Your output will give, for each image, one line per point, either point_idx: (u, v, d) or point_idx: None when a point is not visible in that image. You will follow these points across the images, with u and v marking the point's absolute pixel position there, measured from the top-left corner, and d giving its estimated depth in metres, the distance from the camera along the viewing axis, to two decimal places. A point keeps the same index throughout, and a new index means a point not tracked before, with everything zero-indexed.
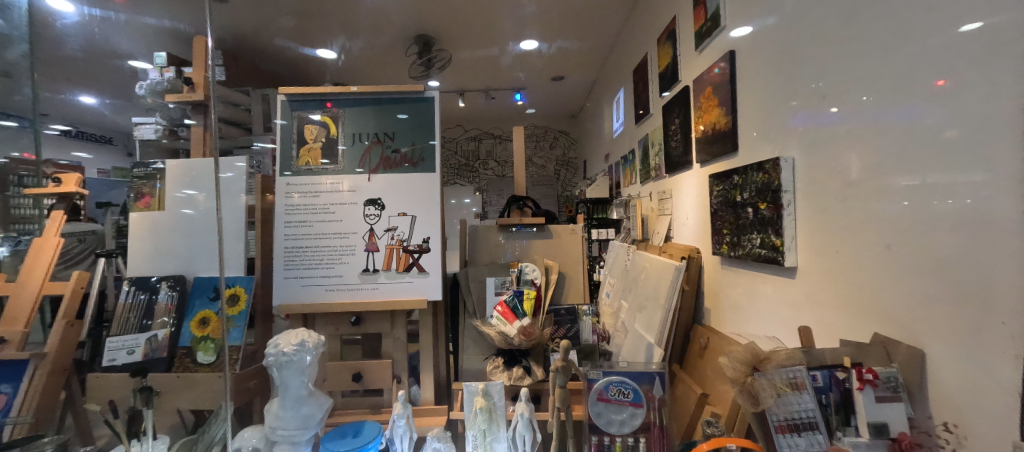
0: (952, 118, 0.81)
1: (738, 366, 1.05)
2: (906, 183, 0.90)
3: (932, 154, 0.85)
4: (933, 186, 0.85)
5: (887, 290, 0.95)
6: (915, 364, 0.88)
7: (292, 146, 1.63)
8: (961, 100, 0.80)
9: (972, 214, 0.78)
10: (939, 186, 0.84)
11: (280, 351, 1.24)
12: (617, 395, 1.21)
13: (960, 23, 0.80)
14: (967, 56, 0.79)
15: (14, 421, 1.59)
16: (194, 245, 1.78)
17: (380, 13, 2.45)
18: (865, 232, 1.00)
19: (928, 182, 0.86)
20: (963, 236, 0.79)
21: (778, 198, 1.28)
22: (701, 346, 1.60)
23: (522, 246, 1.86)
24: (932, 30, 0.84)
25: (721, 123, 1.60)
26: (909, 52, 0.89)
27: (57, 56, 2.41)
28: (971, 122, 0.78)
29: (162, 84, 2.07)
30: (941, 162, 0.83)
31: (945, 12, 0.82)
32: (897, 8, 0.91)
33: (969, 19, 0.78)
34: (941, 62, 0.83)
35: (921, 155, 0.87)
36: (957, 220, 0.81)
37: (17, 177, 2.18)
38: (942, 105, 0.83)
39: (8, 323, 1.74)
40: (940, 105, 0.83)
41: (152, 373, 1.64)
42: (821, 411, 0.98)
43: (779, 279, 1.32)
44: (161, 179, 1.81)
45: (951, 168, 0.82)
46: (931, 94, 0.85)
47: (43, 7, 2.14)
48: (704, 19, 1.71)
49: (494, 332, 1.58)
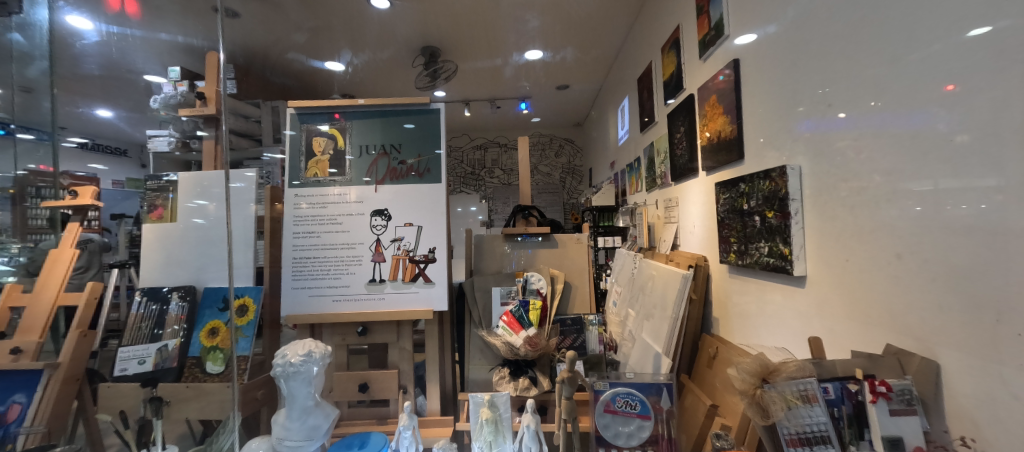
0: (963, 123, 0.80)
1: (747, 378, 1.03)
2: (918, 188, 0.88)
3: (943, 159, 0.84)
4: (945, 193, 0.84)
5: (899, 300, 0.93)
6: (930, 375, 0.87)
7: (300, 159, 1.65)
8: (971, 105, 0.79)
9: (985, 220, 0.77)
10: (951, 192, 0.83)
11: (288, 361, 1.24)
12: (625, 407, 1.20)
13: (968, 28, 0.79)
14: (976, 60, 0.78)
15: (28, 430, 1.62)
16: (203, 254, 1.80)
17: (386, 27, 2.51)
18: (875, 240, 0.98)
19: (940, 187, 0.85)
20: (978, 244, 0.78)
21: (785, 206, 1.27)
22: (709, 356, 1.57)
23: (527, 255, 1.86)
24: (939, 34, 0.84)
25: (727, 131, 1.59)
26: (916, 58, 0.88)
27: (75, 74, 2.52)
28: (982, 126, 0.77)
29: (176, 98, 2.14)
30: (952, 167, 0.82)
31: (951, 19, 0.82)
32: (903, 12, 0.90)
33: (977, 24, 0.78)
34: (949, 67, 0.82)
35: (932, 161, 0.86)
36: (970, 227, 0.79)
37: (35, 188, 2.31)
38: (952, 111, 0.82)
39: (26, 332, 1.78)
40: (950, 110, 0.82)
41: (161, 382, 1.66)
42: (834, 424, 0.97)
43: (788, 288, 1.29)
44: (174, 191, 1.84)
45: (963, 174, 0.81)
46: (940, 99, 0.84)
47: (64, 25, 2.29)
48: (707, 28, 1.72)
49: (500, 342, 1.59)
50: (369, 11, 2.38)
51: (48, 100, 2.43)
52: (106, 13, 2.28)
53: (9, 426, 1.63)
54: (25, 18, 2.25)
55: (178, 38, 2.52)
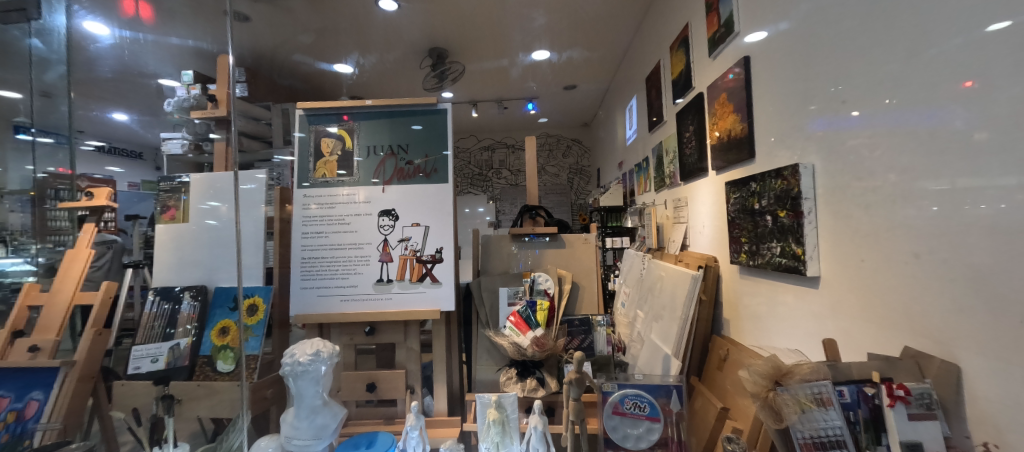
0: (982, 120, 0.78)
1: (759, 380, 1.02)
2: (935, 187, 0.86)
3: (960, 157, 0.82)
4: (963, 191, 0.81)
5: (916, 302, 0.90)
6: (949, 379, 0.84)
7: (309, 160, 1.66)
8: (990, 102, 0.77)
9: (1005, 221, 0.75)
10: (970, 191, 0.80)
11: (297, 361, 1.25)
12: (634, 408, 1.18)
13: (987, 22, 0.77)
14: (995, 56, 0.76)
15: (44, 426, 1.66)
16: (214, 254, 1.82)
17: (394, 29, 2.52)
18: (891, 239, 0.96)
19: (958, 186, 0.82)
20: (997, 244, 0.76)
21: (797, 205, 1.24)
22: (720, 358, 1.55)
23: (534, 255, 1.85)
24: (957, 28, 0.82)
25: (736, 130, 1.57)
26: (933, 53, 0.86)
27: (90, 77, 2.58)
28: (1002, 123, 0.75)
29: (189, 101, 2.13)
30: (970, 166, 0.80)
31: (970, 13, 0.79)
32: (919, 7, 0.88)
33: (996, 19, 0.76)
34: (968, 62, 0.80)
35: (950, 159, 0.83)
36: (990, 227, 0.77)
37: (54, 190, 2.39)
38: (971, 107, 0.80)
39: (42, 331, 1.81)
40: (969, 107, 0.80)
41: (173, 381, 1.68)
42: (849, 429, 0.93)
43: (801, 289, 1.27)
44: (186, 192, 1.86)
45: (982, 172, 0.78)
46: (958, 96, 0.82)
47: (80, 31, 2.34)
48: (717, 25, 1.69)
49: (507, 342, 1.57)
50: (377, 12, 2.39)
51: (66, 104, 2.51)
52: (120, 18, 2.32)
53: (27, 423, 1.67)
54: (42, 24, 2.32)
55: (188, 42, 2.55)
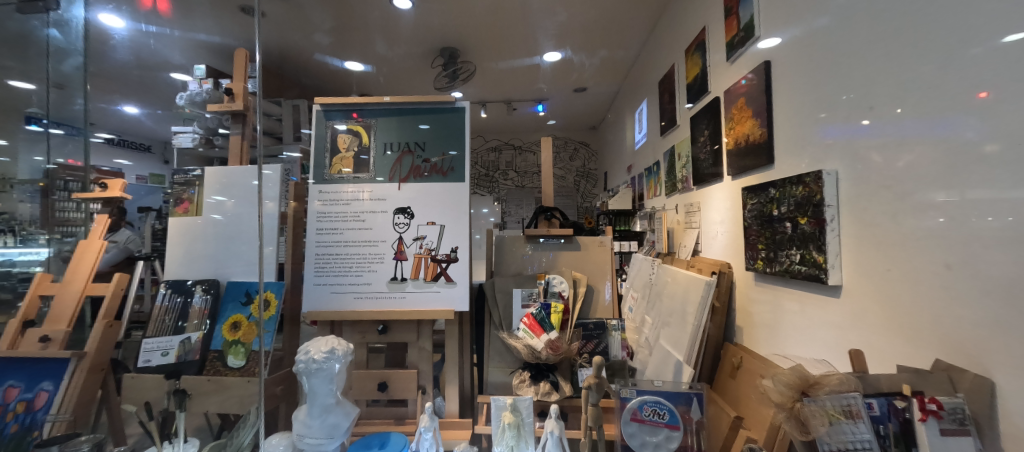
0: (992, 133, 0.80)
1: (785, 390, 0.99)
2: (945, 198, 0.88)
3: (972, 169, 0.83)
4: (974, 202, 0.83)
5: (937, 313, 0.90)
6: (980, 394, 0.82)
7: (325, 155, 1.65)
8: (999, 114, 0.78)
9: (1014, 233, 0.77)
10: (981, 202, 0.82)
11: (311, 358, 1.23)
12: (652, 415, 1.17)
13: (1000, 36, 0.78)
14: (1006, 70, 0.77)
15: (53, 418, 1.65)
16: (225, 248, 1.82)
17: (413, 28, 2.54)
18: (912, 249, 0.95)
19: (968, 198, 0.84)
20: (1012, 256, 0.77)
21: (819, 212, 1.21)
22: (733, 366, 1.54)
23: (548, 258, 1.83)
24: (970, 41, 0.83)
25: (754, 135, 1.55)
26: (945, 65, 0.87)
27: (108, 69, 2.61)
28: (1013, 138, 0.76)
29: (202, 95, 2.16)
30: (983, 178, 0.81)
31: (982, 27, 0.81)
32: (931, 18, 0.89)
33: (1007, 32, 0.77)
34: (979, 75, 0.81)
35: (960, 170, 0.85)
36: (1002, 238, 0.79)
37: (63, 181, 2.44)
38: (981, 119, 0.81)
39: (54, 322, 1.81)
40: (980, 119, 0.81)
41: (185, 375, 1.69)
42: (878, 442, 0.93)
43: (820, 298, 1.24)
44: (198, 185, 1.85)
45: (995, 183, 0.80)
46: (971, 108, 0.83)
47: (98, 24, 2.36)
48: (736, 30, 1.68)
49: (521, 344, 1.55)
50: (392, 12, 2.40)
51: (80, 97, 2.54)
52: (139, 11, 2.31)
53: (36, 413, 1.67)
54: (61, 15, 2.34)
55: (213, 38, 2.62)
